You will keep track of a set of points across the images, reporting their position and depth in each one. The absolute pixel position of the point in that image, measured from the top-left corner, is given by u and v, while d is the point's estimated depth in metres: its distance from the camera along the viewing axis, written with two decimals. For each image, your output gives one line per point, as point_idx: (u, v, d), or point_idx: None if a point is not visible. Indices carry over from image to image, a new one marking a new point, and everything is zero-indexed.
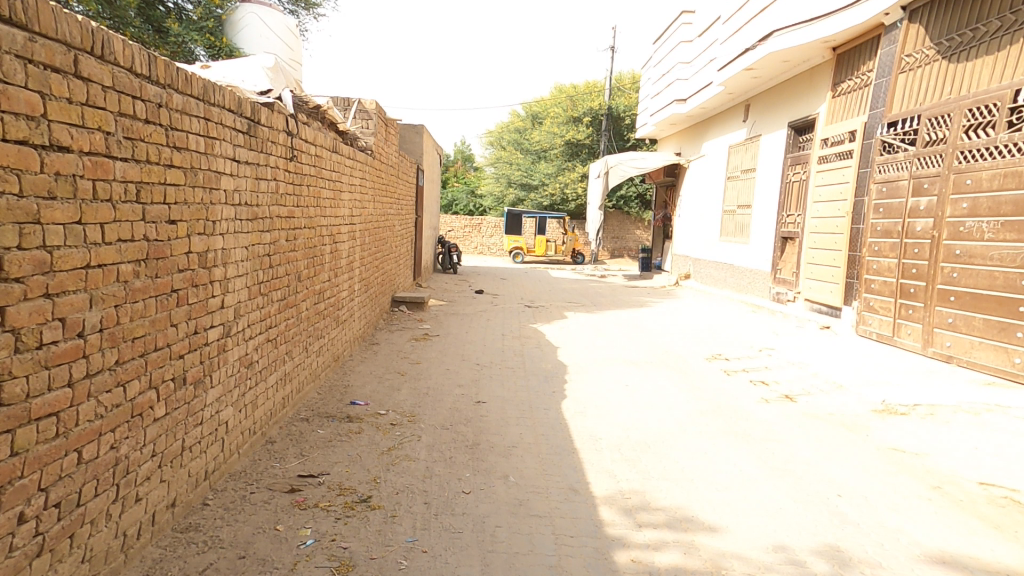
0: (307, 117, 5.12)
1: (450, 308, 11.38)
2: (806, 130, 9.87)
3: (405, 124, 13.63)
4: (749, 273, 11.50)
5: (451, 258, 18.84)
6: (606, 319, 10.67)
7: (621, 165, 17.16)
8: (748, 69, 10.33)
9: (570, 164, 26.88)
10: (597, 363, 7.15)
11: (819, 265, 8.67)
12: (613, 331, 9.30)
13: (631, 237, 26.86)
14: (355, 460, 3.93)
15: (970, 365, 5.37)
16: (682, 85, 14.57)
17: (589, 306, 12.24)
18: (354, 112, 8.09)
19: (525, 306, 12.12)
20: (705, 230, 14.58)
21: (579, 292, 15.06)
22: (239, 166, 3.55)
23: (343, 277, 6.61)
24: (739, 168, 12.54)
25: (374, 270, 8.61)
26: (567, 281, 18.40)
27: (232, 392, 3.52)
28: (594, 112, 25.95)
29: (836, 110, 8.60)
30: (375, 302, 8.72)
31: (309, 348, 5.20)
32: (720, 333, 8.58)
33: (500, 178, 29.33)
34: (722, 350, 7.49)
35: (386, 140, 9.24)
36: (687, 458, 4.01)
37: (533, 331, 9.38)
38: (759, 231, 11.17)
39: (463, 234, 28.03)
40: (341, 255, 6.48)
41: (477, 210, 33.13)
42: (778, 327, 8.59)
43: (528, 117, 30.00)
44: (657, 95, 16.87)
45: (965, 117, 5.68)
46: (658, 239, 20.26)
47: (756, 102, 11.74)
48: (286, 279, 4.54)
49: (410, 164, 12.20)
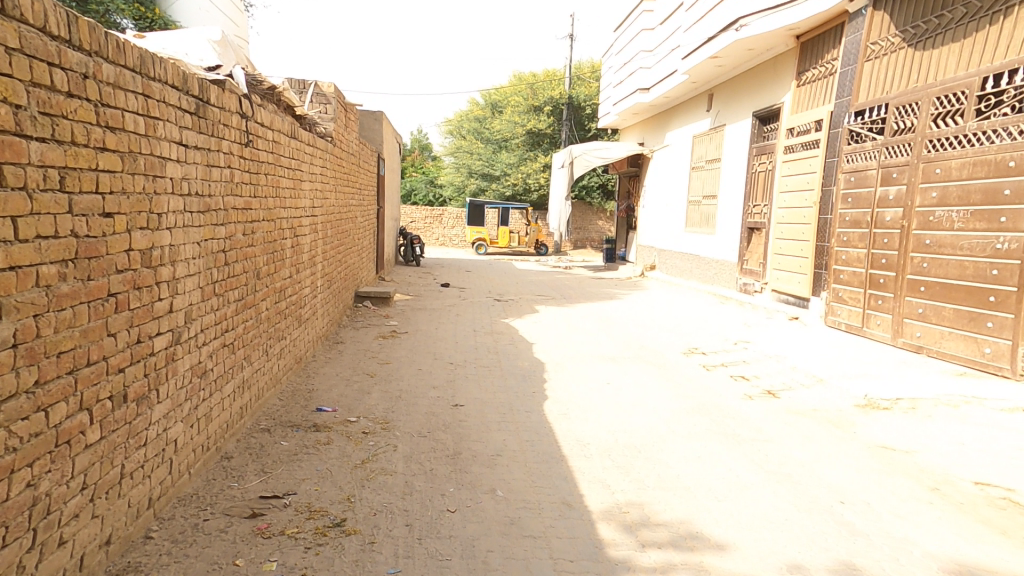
0: (262, 99, 4.64)
1: (415, 302, 10.98)
2: (770, 119, 9.94)
3: (362, 110, 13.00)
4: (715, 264, 11.61)
5: (414, 250, 18.35)
6: (577, 311, 10.55)
7: (585, 155, 17.01)
8: (713, 58, 10.30)
9: (531, 153, 26.60)
10: (575, 360, 7.01)
11: (787, 255, 8.78)
12: (587, 326, 9.15)
13: (593, 227, 26.92)
14: (326, 476, 3.56)
15: (940, 356, 5.46)
16: (646, 74, 14.49)
17: (558, 299, 12.09)
18: (310, 94, 7.54)
19: (493, 299, 11.86)
20: (670, 221, 14.68)
21: (546, 284, 14.91)
22: (187, 151, 3.11)
23: (305, 273, 6.17)
24: (704, 159, 12.60)
25: (336, 265, 8.13)
26: (533, 273, 18.24)
27: (183, 407, 3.09)
28: (555, 101, 25.73)
29: (801, 99, 8.66)
30: (338, 297, 8.28)
31: (269, 351, 4.76)
32: (693, 326, 8.55)
33: (461, 168, 28.79)
34: (699, 344, 7.43)
35: (345, 126, 8.72)
36: (680, 464, 3.90)
37: (504, 325, 9.15)
38: (725, 222, 11.27)
39: (424, 226, 27.45)
40: (303, 249, 6.04)
41: (437, 200, 32.51)
42: (749, 319, 8.65)
43: (488, 106, 29.48)
44: (620, 84, 16.75)
45: (934, 106, 5.75)
46: (621, 230, 20.34)
47: (720, 92, 11.79)
48: (244, 277, 4.11)
49: (370, 152, 11.65)
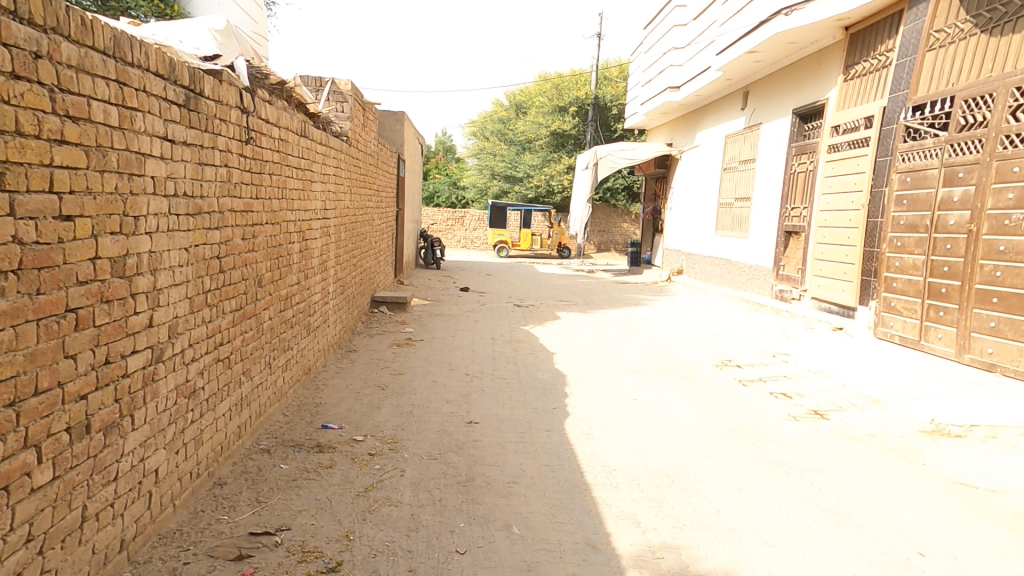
0: (268, 94, 4.35)
1: (434, 307, 10.70)
2: (812, 117, 9.36)
3: (384, 110, 12.79)
4: (748, 269, 11.07)
5: (434, 252, 18.11)
6: (602, 318, 10.13)
7: (611, 156, 16.54)
8: (750, 53, 9.78)
9: (556, 155, 26.19)
10: (600, 372, 6.58)
11: (831, 261, 8.23)
12: (613, 333, 8.71)
13: (618, 230, 26.37)
14: (324, 507, 3.21)
15: (1017, 375, 4.88)
16: (676, 71, 13.96)
17: (582, 304, 11.68)
18: (327, 93, 7.28)
19: (514, 304, 11.51)
20: (700, 224, 14.12)
21: (569, 288, 14.49)
22: (174, 147, 2.77)
23: (316, 279, 5.88)
24: (736, 159, 12.07)
25: (351, 269, 7.86)
26: (555, 276, 17.83)
27: (166, 432, 2.75)
28: (580, 101, 25.25)
29: (848, 95, 8.10)
30: (352, 303, 8.01)
31: (272, 364, 4.43)
32: (725, 335, 8.03)
33: (483, 170, 28.54)
34: (733, 356, 6.91)
35: (364, 126, 8.45)
36: (722, 497, 3.43)
37: (525, 333, 8.77)
38: (760, 226, 10.73)
39: (445, 228, 27.26)
40: (313, 254, 5.75)
41: (459, 203, 32.36)
42: (786, 328, 8.10)
43: (512, 107, 29.16)
44: (648, 82, 16.24)
45: (1011, 97, 5.21)
46: (647, 233, 19.78)
47: (756, 89, 11.22)
48: (242, 285, 3.78)
49: (390, 153, 11.41)
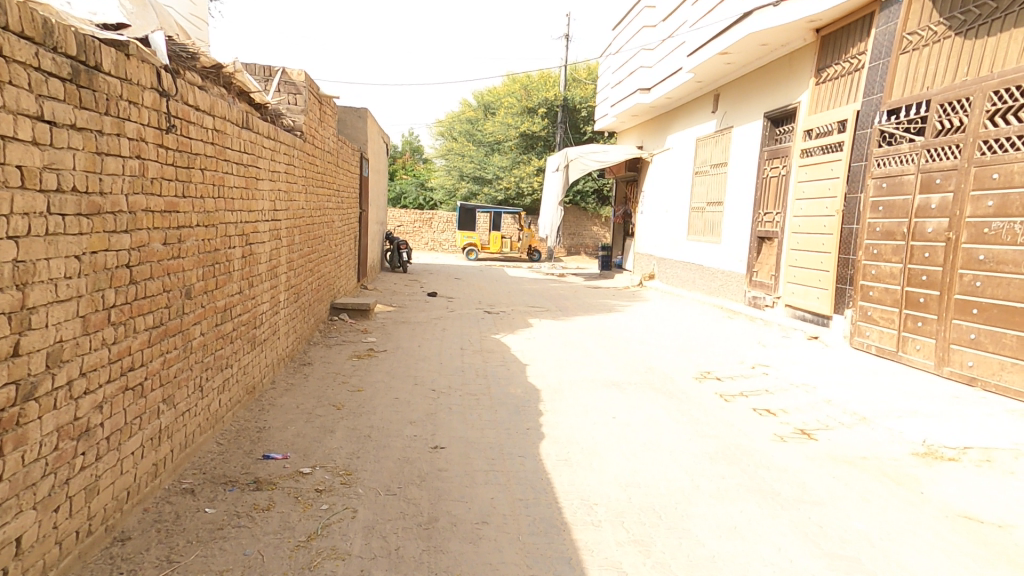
0: (198, 78, 3.79)
1: (399, 314, 10.17)
2: (784, 121, 9.25)
3: (345, 106, 12.14)
4: (723, 275, 11.00)
5: (400, 256, 17.50)
6: (575, 325, 9.80)
7: (581, 158, 16.27)
8: (722, 54, 9.61)
9: (525, 157, 25.84)
10: (575, 387, 6.21)
11: (805, 268, 8.11)
12: (586, 342, 8.38)
13: (587, 233, 26.23)
14: (255, 566, 2.69)
15: (999, 390, 4.70)
16: (646, 73, 13.78)
17: (553, 310, 11.35)
18: (276, 83, 6.68)
19: (483, 310, 11.08)
20: (671, 228, 14.01)
21: (540, 293, 14.18)
22: (55, 130, 2.22)
23: (263, 288, 5.31)
24: (708, 162, 11.97)
25: (307, 275, 7.27)
26: (525, 280, 17.48)
27: (38, 487, 2.16)
28: (549, 103, 24.90)
29: (821, 98, 7.95)
30: (309, 312, 7.44)
31: (204, 387, 3.85)
32: (702, 345, 7.80)
33: (452, 171, 27.97)
34: (711, 368, 6.66)
35: (320, 121, 7.86)
36: (715, 538, 3.07)
37: (494, 343, 8.34)
38: (734, 231, 10.67)
39: (413, 230, 26.61)
40: (260, 261, 5.18)
41: (427, 204, 31.74)
42: (763, 337, 7.94)
43: (480, 107, 28.65)
44: (618, 84, 16.04)
45: (989, 101, 5.03)
46: (617, 237, 19.63)
47: (727, 92, 11.10)
48: (165, 300, 3.23)
49: (351, 150, 10.79)
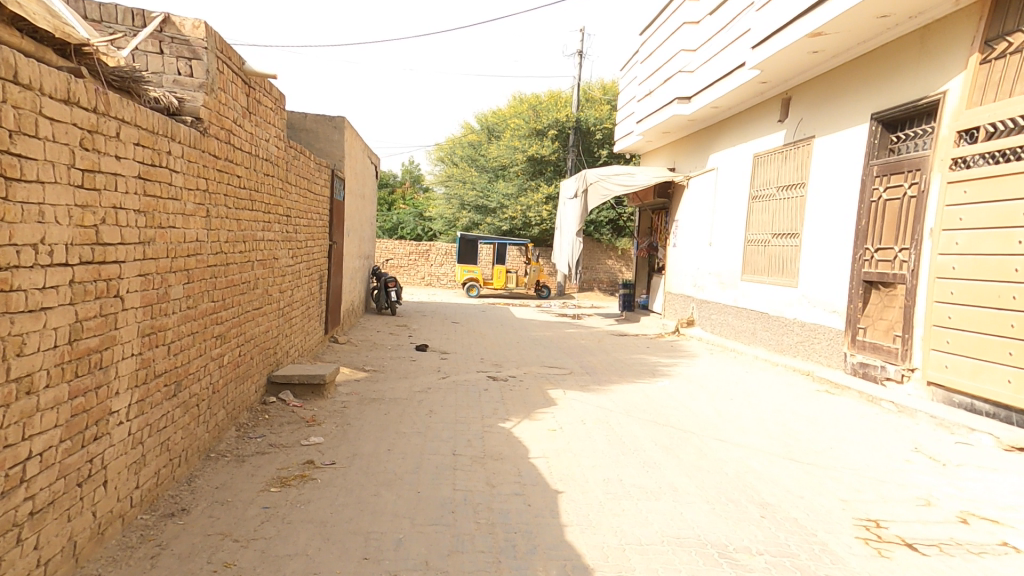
0: None
1: (370, 386, 7.40)
2: (906, 123, 6.82)
3: (316, 114, 9.82)
4: (808, 329, 8.33)
5: (388, 294, 14.84)
6: (615, 400, 7.08)
7: (603, 181, 13.90)
8: (811, 35, 7.21)
9: (532, 183, 23.51)
10: (659, 564, 3.34)
11: (970, 332, 5.45)
12: (640, 439, 5.56)
13: (601, 267, 23.63)
14: None
15: None
16: (687, 78, 11.51)
17: (579, 373, 8.61)
18: (145, 35, 4.14)
19: (487, 375, 8.34)
20: (719, 265, 11.46)
21: (556, 344, 11.45)
22: None
23: (39, 406, 2.51)
24: (773, 183, 9.58)
25: (207, 345, 4.58)
26: (536, 324, 14.79)
27: None
28: (560, 124, 22.62)
29: (988, 86, 5.53)
30: (213, 401, 4.74)
31: None
32: (828, 454, 5.01)
33: (451, 199, 25.62)
34: (884, 516, 3.80)
35: (249, 113, 5.39)
36: None
37: (505, 439, 5.60)
38: (823, 272, 8.11)
39: (409, 263, 24.14)
40: (22, 353, 2.39)
41: (426, 234, 29.48)
42: (917, 440, 5.17)
43: (483, 131, 26.49)
44: (647, 95, 13.77)
45: None
46: (642, 274, 17.09)
47: (806, 94, 8.74)
48: None
49: (314, 164, 8.34)
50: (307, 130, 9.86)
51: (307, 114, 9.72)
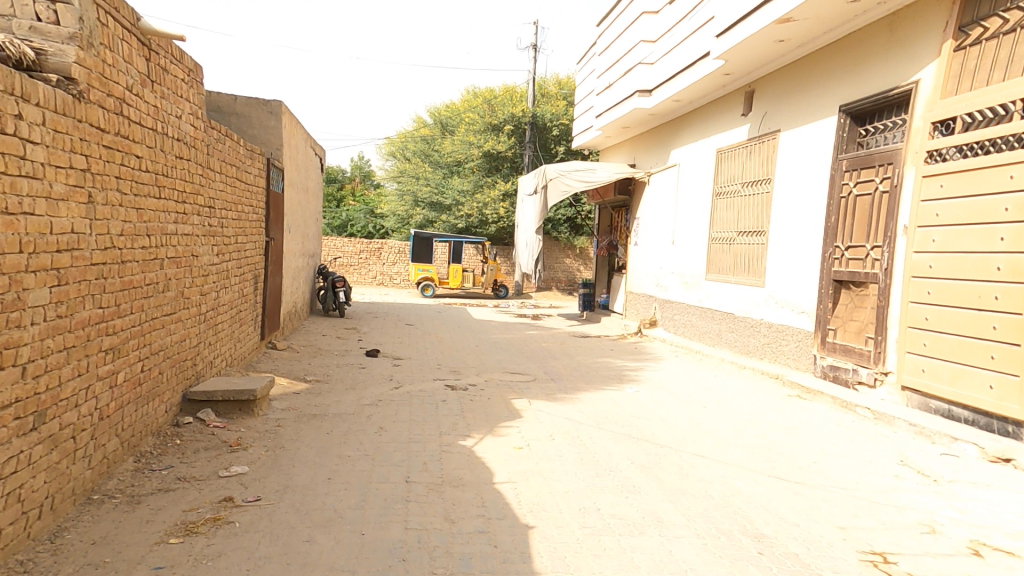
0: None
1: (310, 399, 6.55)
2: (875, 116, 6.57)
3: (248, 96, 8.84)
4: (777, 330, 8.05)
5: (336, 295, 13.83)
6: (582, 410, 6.53)
7: (563, 177, 13.42)
8: (780, 22, 6.87)
9: (488, 180, 22.85)
10: None
11: (948, 334, 5.18)
12: (616, 459, 5.02)
13: (559, 266, 23.26)
14: None
15: None
16: (647, 70, 11.16)
17: (541, 380, 8.03)
18: None
19: (442, 384, 7.63)
20: (681, 263, 11.17)
21: (516, 347, 10.86)
22: None
23: None
24: (738, 179, 9.30)
25: (90, 361, 3.73)
26: (494, 326, 14.16)
27: None
28: (516, 119, 22.06)
29: (963, 74, 5.28)
30: (97, 430, 3.87)
31: None
32: (815, 469, 4.61)
33: (404, 196, 24.63)
34: (889, 547, 3.38)
35: (150, 82, 4.52)
36: None
37: (465, 460, 4.92)
38: (790, 271, 7.86)
39: (359, 262, 23.01)
40: None
41: (378, 232, 28.35)
42: (902, 452, 4.86)
43: (437, 125, 25.62)
44: (606, 89, 13.38)
45: None
46: (602, 273, 16.76)
47: (771, 88, 8.50)
48: None
49: (244, 149, 7.42)
50: (238, 114, 8.83)
51: (237, 96, 8.69)
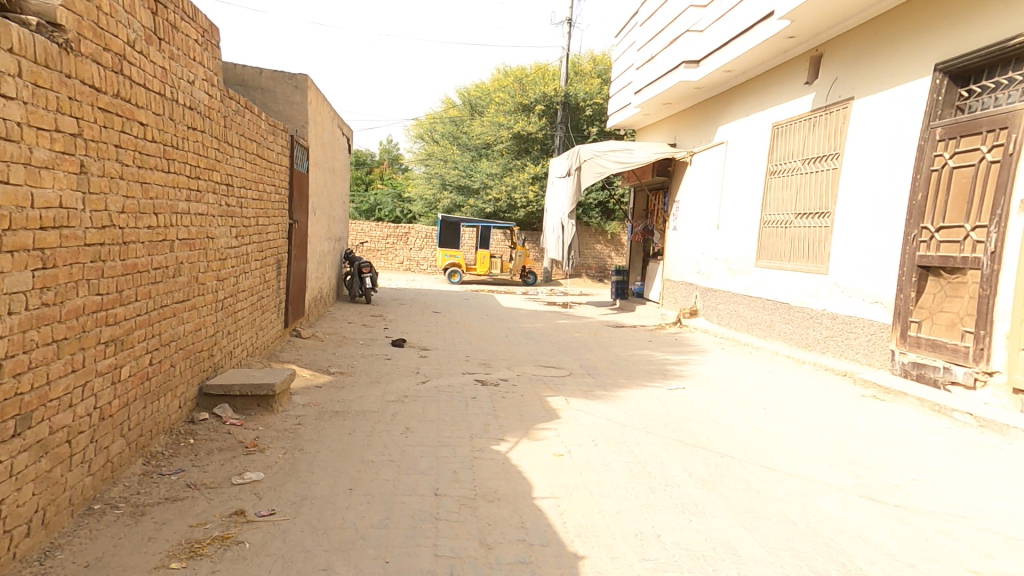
0: None
1: (333, 394, 6.10)
2: (983, 73, 5.70)
3: (273, 70, 8.34)
4: (842, 322, 7.26)
5: (362, 281, 13.45)
6: (628, 410, 5.92)
7: (597, 158, 12.57)
8: None
9: (518, 163, 22.13)
10: None
11: None
12: (671, 470, 4.39)
13: (589, 253, 22.50)
14: None
15: None
16: (695, 39, 10.28)
17: (579, 375, 7.43)
18: None
19: (473, 378, 7.11)
20: (727, 249, 10.37)
21: (549, 337, 10.28)
22: None
23: None
24: (797, 155, 8.44)
25: (85, 354, 3.29)
26: (524, 314, 13.59)
27: None
28: (547, 99, 21.19)
29: None
30: (98, 432, 3.44)
31: None
32: (915, 489, 3.92)
33: (432, 179, 24.13)
34: None
35: (155, 39, 4.05)
36: None
37: (501, 469, 4.37)
38: (860, 257, 7.04)
39: (386, 246, 22.68)
40: None
41: (405, 216, 27.99)
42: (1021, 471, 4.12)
43: (466, 106, 24.94)
44: (647, 62, 12.51)
45: None
46: (636, 259, 15.98)
47: (843, 51, 7.60)
48: None
49: (266, 124, 6.94)
50: (263, 89, 8.35)
51: (263, 70, 8.21)
